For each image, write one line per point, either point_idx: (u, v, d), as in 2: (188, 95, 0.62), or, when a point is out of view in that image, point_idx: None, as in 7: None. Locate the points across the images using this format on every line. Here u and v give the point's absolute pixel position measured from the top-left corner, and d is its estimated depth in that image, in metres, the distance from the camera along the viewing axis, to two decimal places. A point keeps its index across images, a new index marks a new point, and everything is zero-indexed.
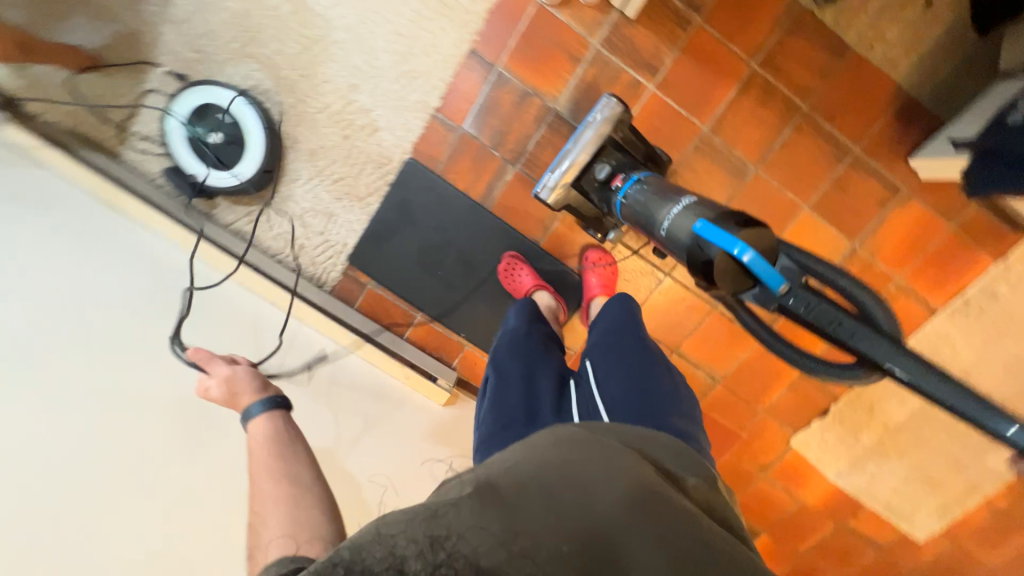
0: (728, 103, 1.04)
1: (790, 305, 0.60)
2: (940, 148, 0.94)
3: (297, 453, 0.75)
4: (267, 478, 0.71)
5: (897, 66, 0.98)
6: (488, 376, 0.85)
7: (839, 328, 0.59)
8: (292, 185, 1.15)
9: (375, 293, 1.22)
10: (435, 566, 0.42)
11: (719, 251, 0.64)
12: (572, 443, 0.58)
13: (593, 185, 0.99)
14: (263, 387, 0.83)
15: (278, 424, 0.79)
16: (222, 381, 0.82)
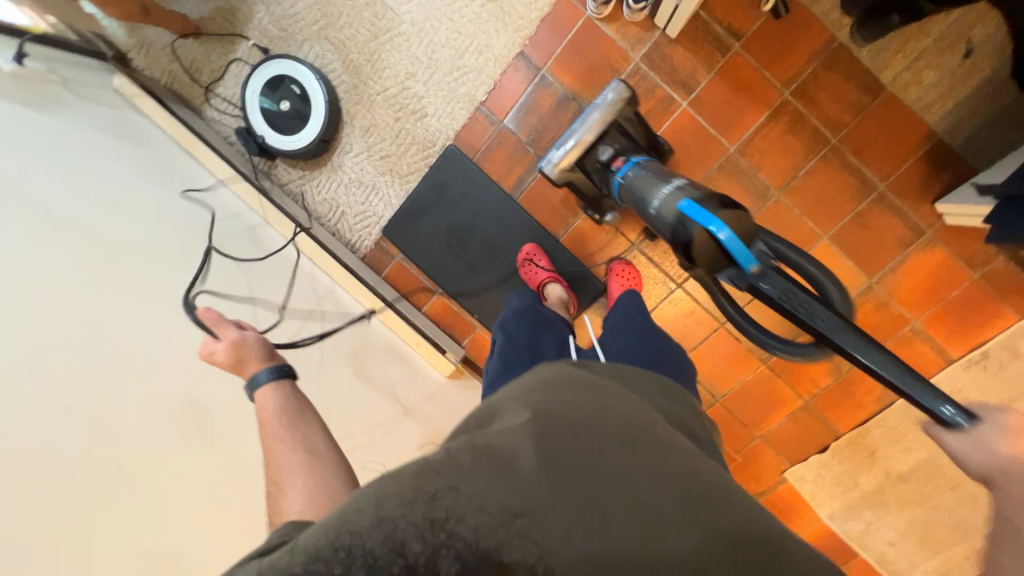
0: (757, 127, 1.05)
1: (761, 286, 0.56)
2: (966, 194, 0.95)
3: (303, 420, 0.70)
4: (281, 447, 0.66)
5: (931, 111, 0.99)
6: (494, 339, 0.86)
7: (799, 307, 0.53)
8: (344, 156, 1.26)
9: (402, 265, 1.31)
10: (436, 547, 0.41)
11: (698, 228, 0.62)
12: (562, 401, 0.55)
13: (595, 166, 1.01)
14: (270, 357, 0.77)
15: (285, 394, 0.73)
16: (230, 346, 0.75)
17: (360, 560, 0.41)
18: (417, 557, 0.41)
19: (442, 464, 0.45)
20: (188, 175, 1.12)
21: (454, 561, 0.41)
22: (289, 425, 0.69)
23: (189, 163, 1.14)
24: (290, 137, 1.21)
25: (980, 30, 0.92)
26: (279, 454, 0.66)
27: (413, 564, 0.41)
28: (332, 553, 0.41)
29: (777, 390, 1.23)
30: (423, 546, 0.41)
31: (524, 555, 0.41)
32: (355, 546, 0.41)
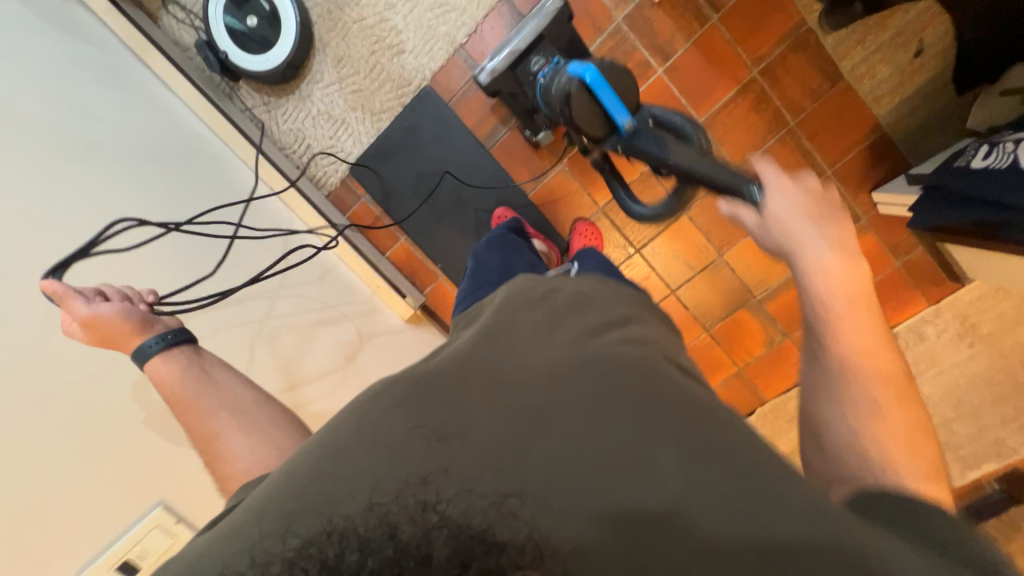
0: (724, 102, 1.10)
1: (632, 137, 0.76)
2: (898, 185, 1.04)
3: (208, 380, 0.66)
4: (206, 411, 0.63)
5: (881, 104, 1.06)
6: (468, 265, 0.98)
7: (651, 142, 0.73)
8: (313, 86, 1.21)
9: (367, 207, 1.28)
10: (427, 531, 0.36)
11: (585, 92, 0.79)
12: (512, 326, 0.56)
13: (527, 75, 0.99)
14: (145, 325, 0.68)
15: (187, 363, 0.67)
16: (86, 324, 0.65)
17: (353, 544, 0.36)
18: (410, 540, 0.35)
19: (405, 421, 0.44)
20: (139, 84, 1.03)
21: (447, 542, 0.35)
22: (200, 394, 0.64)
23: (139, 70, 1.05)
24: (254, 56, 1.13)
25: (932, 32, 1.00)
26: (199, 423, 0.62)
27: (406, 549, 0.35)
28: (325, 537, 0.38)
29: (716, 357, 1.32)
30: (414, 529, 0.36)
31: (516, 534, 0.36)
32: (349, 530, 0.37)
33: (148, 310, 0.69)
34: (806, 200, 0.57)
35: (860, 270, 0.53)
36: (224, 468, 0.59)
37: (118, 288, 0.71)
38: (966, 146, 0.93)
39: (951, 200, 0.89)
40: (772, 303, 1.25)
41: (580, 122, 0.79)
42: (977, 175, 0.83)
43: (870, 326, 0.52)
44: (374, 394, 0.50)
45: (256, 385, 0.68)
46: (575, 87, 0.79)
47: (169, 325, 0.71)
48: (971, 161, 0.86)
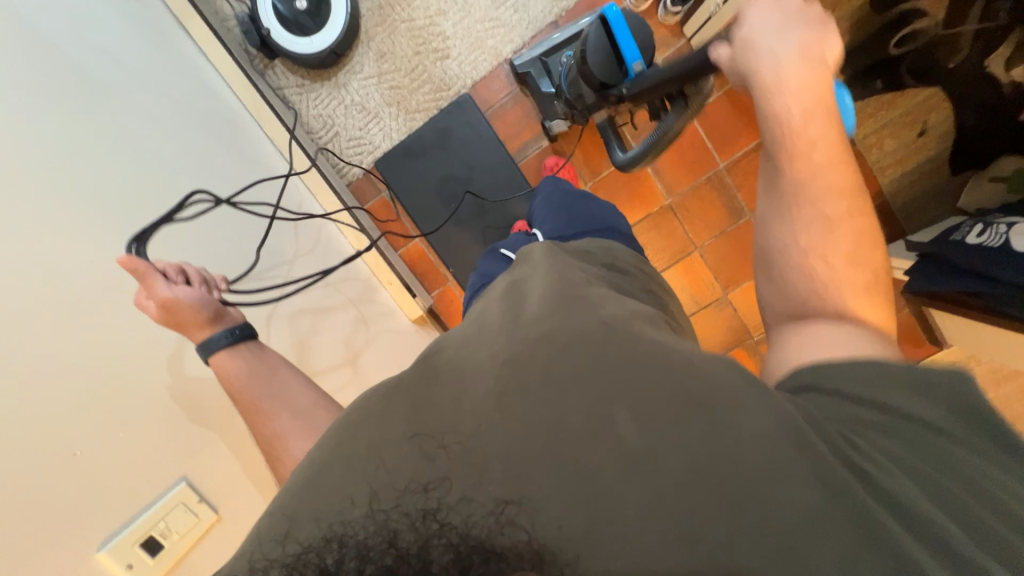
0: (747, 151, 1.18)
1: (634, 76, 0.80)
2: (897, 249, 1.12)
3: (270, 380, 0.66)
4: (267, 413, 0.63)
5: (885, 173, 1.15)
6: (472, 280, 0.93)
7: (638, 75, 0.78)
8: (351, 76, 1.21)
9: (386, 203, 1.27)
10: (425, 540, 0.34)
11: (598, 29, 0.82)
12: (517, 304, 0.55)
13: (558, 65, 1.08)
14: (216, 317, 0.69)
15: (247, 358, 0.67)
16: (165, 305, 0.65)
17: (352, 552, 0.34)
18: (408, 546, 0.33)
19: (378, 429, 0.41)
20: (174, 44, 1.00)
21: (446, 551, 0.33)
22: (265, 397, 0.64)
23: (176, 31, 1.02)
24: (299, 38, 1.12)
25: (936, 115, 1.08)
26: (261, 425, 0.62)
27: (405, 556, 0.33)
28: (323, 544, 0.35)
29: None
30: (414, 536, 0.34)
31: (516, 541, 0.34)
32: (348, 535, 0.35)
33: (221, 302, 0.70)
34: (777, 12, 0.51)
35: (824, 76, 0.50)
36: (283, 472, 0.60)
37: (199, 270, 0.72)
38: (960, 222, 1.01)
39: (947, 271, 0.95)
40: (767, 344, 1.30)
41: (593, 58, 0.82)
42: (971, 250, 0.91)
43: (826, 129, 0.50)
44: (376, 394, 0.46)
45: (319, 389, 0.67)
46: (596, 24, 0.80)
47: (238, 318, 0.72)
48: (965, 237, 0.94)
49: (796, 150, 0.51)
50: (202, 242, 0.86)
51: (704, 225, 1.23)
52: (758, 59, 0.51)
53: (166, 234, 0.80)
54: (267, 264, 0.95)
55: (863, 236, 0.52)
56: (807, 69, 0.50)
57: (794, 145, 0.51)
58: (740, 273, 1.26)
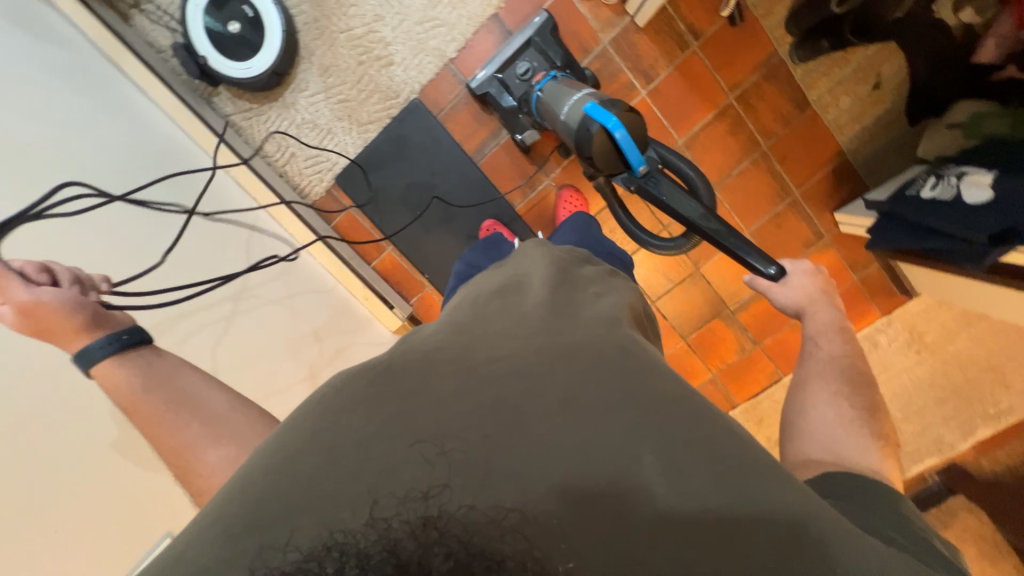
0: (703, 124, 1.16)
1: (645, 182, 0.81)
2: (856, 208, 1.13)
3: (173, 387, 0.62)
4: (172, 424, 0.59)
5: (843, 132, 1.14)
6: (456, 273, 0.95)
7: (658, 188, 0.80)
8: (298, 94, 1.19)
9: (352, 217, 1.27)
10: (427, 544, 0.31)
11: (598, 127, 0.80)
12: (482, 315, 0.61)
13: (514, 80, 1.09)
14: (97, 320, 0.64)
15: (133, 368, 0.62)
16: (27, 309, 0.61)
17: (352, 560, 0.31)
18: (409, 554, 0.30)
19: (367, 420, 0.45)
20: (111, 88, 0.99)
21: (446, 559, 0.30)
22: (169, 409, 0.60)
23: (109, 73, 1.00)
24: (235, 62, 1.09)
25: (888, 67, 1.08)
26: (167, 436, 0.58)
27: (405, 564, 0.30)
28: (324, 553, 0.32)
29: (693, 364, 1.38)
30: (415, 543, 0.31)
31: (516, 548, 0.33)
32: (349, 544, 0.33)
33: (100, 303, 0.65)
34: (818, 278, 0.81)
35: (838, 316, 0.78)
36: (202, 484, 0.56)
37: (68, 268, 0.68)
38: (917, 176, 1.01)
39: (905, 227, 0.96)
40: (743, 314, 1.32)
41: (600, 162, 0.82)
42: (924, 205, 0.91)
43: None
44: (326, 395, 0.50)
45: (233, 390, 0.64)
46: (595, 131, 0.80)
47: (125, 321, 0.67)
48: (920, 191, 0.94)
49: (831, 340, 0.76)
50: (76, 244, 0.79)
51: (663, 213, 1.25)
52: (798, 298, 0.79)
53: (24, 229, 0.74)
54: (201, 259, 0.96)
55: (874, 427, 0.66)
56: (832, 311, 0.78)
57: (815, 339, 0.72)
58: (710, 246, 1.28)
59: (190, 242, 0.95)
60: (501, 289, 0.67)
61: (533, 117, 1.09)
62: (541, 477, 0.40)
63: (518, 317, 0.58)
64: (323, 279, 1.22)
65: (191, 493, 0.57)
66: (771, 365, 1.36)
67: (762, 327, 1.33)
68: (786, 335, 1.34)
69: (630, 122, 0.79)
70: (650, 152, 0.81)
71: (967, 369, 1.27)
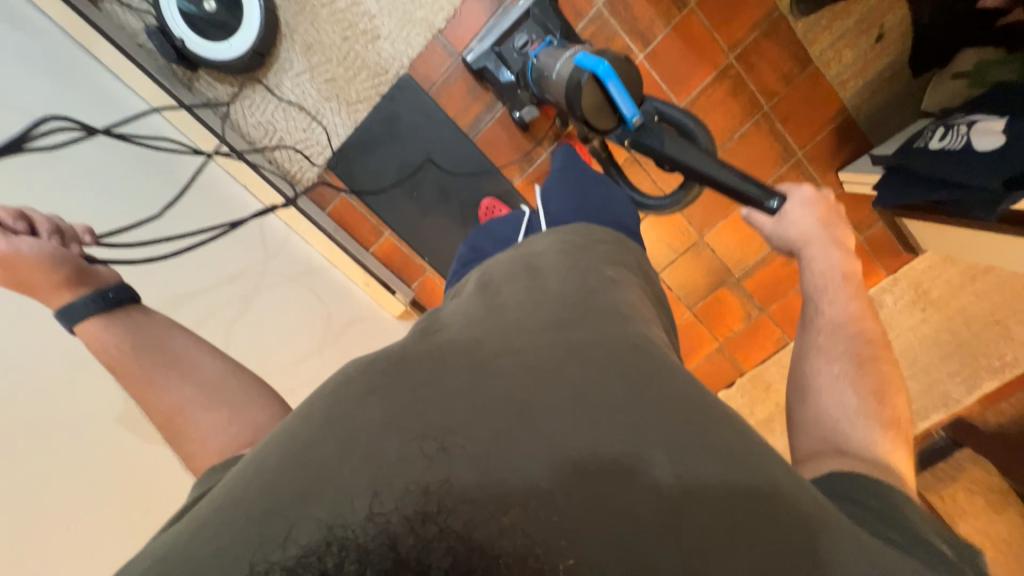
0: (703, 87, 1.12)
1: (643, 134, 0.82)
2: (862, 165, 1.12)
3: (164, 348, 0.60)
4: (163, 387, 0.57)
5: (846, 88, 1.12)
6: (460, 254, 0.93)
7: (653, 137, 0.81)
8: (283, 75, 1.14)
9: (347, 202, 1.24)
10: (425, 542, 0.30)
11: (589, 75, 0.79)
12: (495, 302, 0.58)
13: (513, 53, 1.04)
14: (79, 275, 0.61)
15: (119, 325, 0.60)
16: (4, 259, 0.59)
17: (351, 555, 0.30)
18: (408, 549, 0.29)
19: (380, 410, 0.43)
20: (86, 75, 0.94)
21: (446, 554, 0.29)
22: (158, 369, 0.58)
23: (83, 60, 0.95)
24: (215, 43, 1.04)
25: (891, 17, 1.05)
26: (158, 400, 0.57)
27: (404, 560, 0.29)
28: (323, 547, 0.31)
29: (699, 333, 1.38)
30: (414, 540, 0.30)
31: (517, 544, 0.32)
32: (348, 538, 0.31)
33: (82, 257, 0.63)
34: (818, 208, 0.77)
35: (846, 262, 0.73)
36: (196, 449, 0.55)
37: (47, 217, 0.65)
38: (926, 127, 1.00)
39: (917, 179, 0.94)
40: (748, 281, 1.31)
41: (593, 118, 0.81)
42: (935, 155, 0.90)
43: (858, 296, 0.70)
44: (344, 380, 0.49)
45: (226, 355, 0.62)
46: (587, 81, 0.78)
47: (109, 276, 0.64)
48: (930, 143, 0.93)
49: (832, 299, 0.70)
50: (60, 180, 0.83)
51: (663, 182, 1.22)
52: (798, 233, 0.76)
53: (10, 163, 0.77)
54: (183, 222, 0.96)
55: (897, 382, 0.63)
56: (837, 254, 0.73)
57: (832, 295, 0.70)
58: (714, 214, 1.26)
59: (182, 206, 0.97)
60: (514, 272, 0.64)
61: (530, 90, 1.05)
62: (550, 462, 0.39)
63: (537, 300, 0.57)
64: (323, 267, 1.19)
65: (182, 456, 0.56)
66: (777, 331, 1.36)
67: (768, 293, 1.33)
68: (792, 300, 1.33)
69: (622, 69, 0.79)
70: (647, 104, 0.83)
71: (972, 325, 1.27)
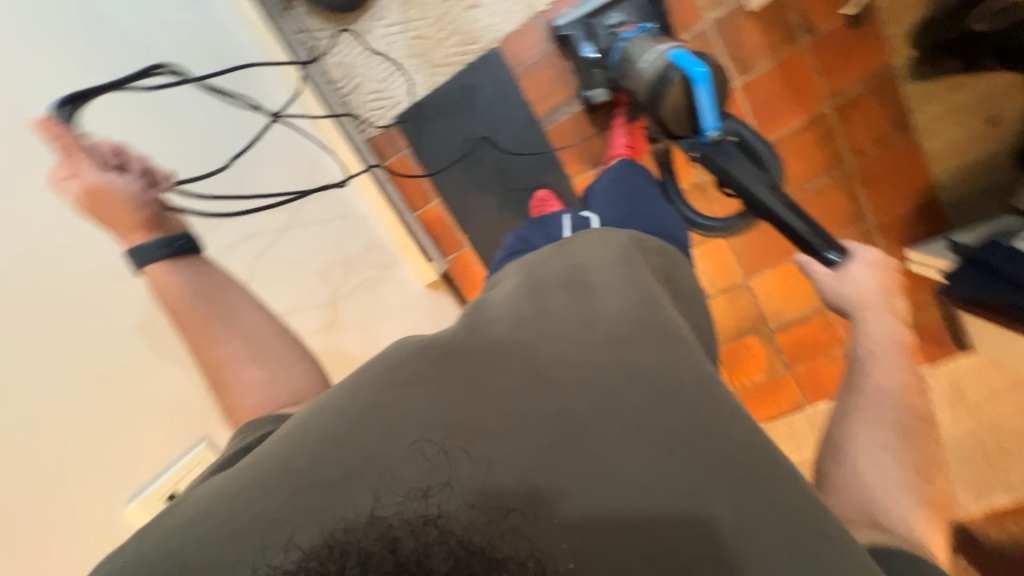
0: (790, 130, 1.09)
1: (712, 149, 0.79)
2: (934, 247, 1.06)
3: (220, 302, 0.61)
4: (215, 338, 0.60)
5: (940, 165, 1.06)
6: (507, 243, 0.92)
7: (722, 154, 0.78)
8: (375, 22, 1.14)
9: (405, 161, 1.24)
10: (424, 546, 0.30)
11: (680, 74, 0.76)
12: (542, 303, 0.55)
13: (603, 29, 1.02)
14: (157, 222, 0.62)
15: (181, 278, 0.61)
16: (92, 193, 0.59)
17: (352, 559, 0.30)
18: (409, 553, 0.30)
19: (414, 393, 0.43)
20: None
21: (446, 558, 0.30)
22: (211, 318, 0.60)
23: None
24: None
25: (1009, 104, 0.99)
26: (207, 347, 0.60)
27: (405, 565, 0.29)
28: (325, 552, 0.31)
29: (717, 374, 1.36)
30: (415, 543, 0.31)
31: (517, 548, 0.34)
32: (350, 542, 0.32)
33: (163, 205, 0.63)
34: (880, 274, 0.72)
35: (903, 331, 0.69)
36: (237, 402, 0.58)
37: (140, 157, 0.64)
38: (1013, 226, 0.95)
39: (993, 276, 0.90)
40: (781, 336, 1.28)
41: (672, 122, 0.79)
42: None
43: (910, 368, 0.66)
44: (385, 356, 0.48)
45: (274, 316, 0.64)
46: (677, 81, 0.76)
47: (181, 228, 0.65)
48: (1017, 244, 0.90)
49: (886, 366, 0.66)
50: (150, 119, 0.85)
51: (719, 209, 1.18)
52: (858, 294, 0.71)
53: (103, 102, 0.79)
54: (249, 175, 0.97)
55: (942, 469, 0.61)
56: (892, 323, 0.69)
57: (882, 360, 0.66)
58: (764, 260, 1.22)
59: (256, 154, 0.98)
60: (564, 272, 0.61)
61: (608, 72, 1.02)
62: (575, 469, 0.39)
63: (591, 319, 0.52)
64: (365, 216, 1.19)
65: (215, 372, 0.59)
66: (796, 391, 1.32)
67: (799, 351, 1.29)
68: (820, 366, 1.29)
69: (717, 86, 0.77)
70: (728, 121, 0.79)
71: (1001, 436, 1.22)
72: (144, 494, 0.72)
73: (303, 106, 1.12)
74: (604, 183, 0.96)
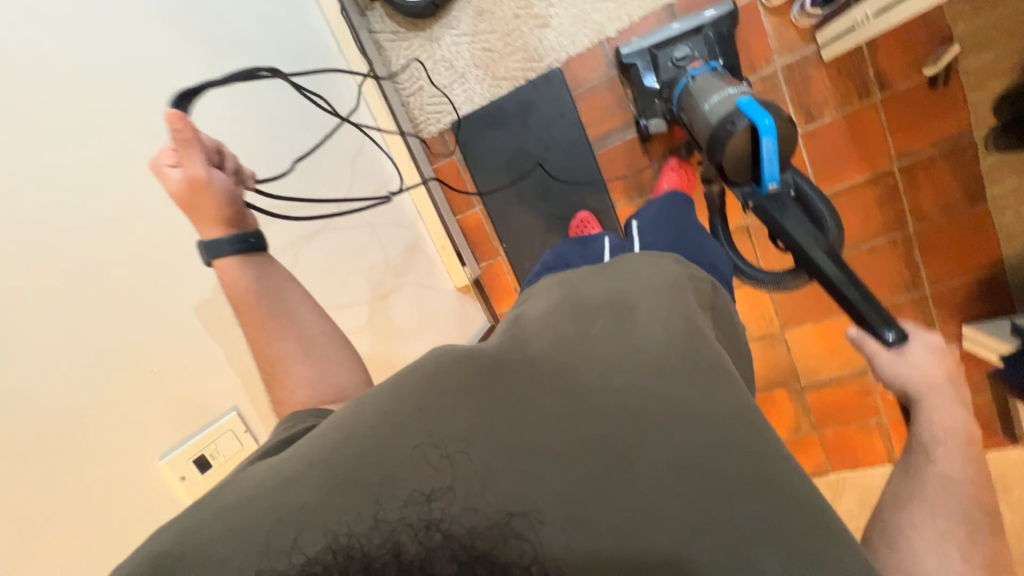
0: (851, 184, 1.05)
1: (769, 201, 0.79)
2: (997, 325, 0.99)
3: (279, 299, 0.64)
4: (271, 334, 0.63)
5: (1012, 242, 0.99)
6: (546, 258, 0.92)
7: (778, 208, 0.78)
8: (446, 30, 1.18)
9: (454, 165, 1.27)
10: (428, 550, 0.35)
11: (747, 122, 0.75)
12: (578, 326, 0.54)
13: (669, 64, 1.00)
14: (237, 219, 0.65)
15: (246, 269, 0.64)
16: (192, 184, 0.62)
17: (355, 564, 0.34)
18: (411, 559, 0.34)
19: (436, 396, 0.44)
20: None
21: (450, 561, 0.34)
22: (268, 317, 0.63)
23: None
24: None
25: None
26: (266, 344, 0.63)
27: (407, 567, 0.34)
28: (330, 557, 0.34)
29: None
30: (417, 548, 0.35)
31: (518, 552, 0.36)
32: (354, 548, 0.35)
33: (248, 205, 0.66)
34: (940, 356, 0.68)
35: (976, 423, 0.62)
36: (286, 398, 0.61)
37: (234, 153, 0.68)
38: None
39: None
40: (813, 395, 1.22)
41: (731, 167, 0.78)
42: None
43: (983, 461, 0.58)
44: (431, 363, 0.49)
45: (325, 313, 0.67)
46: (742, 129, 0.75)
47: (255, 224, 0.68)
48: None
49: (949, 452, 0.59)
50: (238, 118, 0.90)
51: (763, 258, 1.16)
52: (919, 377, 0.66)
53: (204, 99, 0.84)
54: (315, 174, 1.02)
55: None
56: (966, 414, 0.62)
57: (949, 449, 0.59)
58: (806, 313, 1.17)
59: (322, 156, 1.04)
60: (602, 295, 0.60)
61: (669, 105, 1.02)
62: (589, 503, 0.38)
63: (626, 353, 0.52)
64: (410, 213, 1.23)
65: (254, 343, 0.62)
66: (822, 455, 1.26)
67: (831, 414, 1.22)
68: (852, 433, 1.22)
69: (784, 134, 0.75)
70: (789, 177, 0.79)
71: None
72: (174, 453, 0.71)
73: (368, 101, 1.17)
74: (650, 213, 0.94)
